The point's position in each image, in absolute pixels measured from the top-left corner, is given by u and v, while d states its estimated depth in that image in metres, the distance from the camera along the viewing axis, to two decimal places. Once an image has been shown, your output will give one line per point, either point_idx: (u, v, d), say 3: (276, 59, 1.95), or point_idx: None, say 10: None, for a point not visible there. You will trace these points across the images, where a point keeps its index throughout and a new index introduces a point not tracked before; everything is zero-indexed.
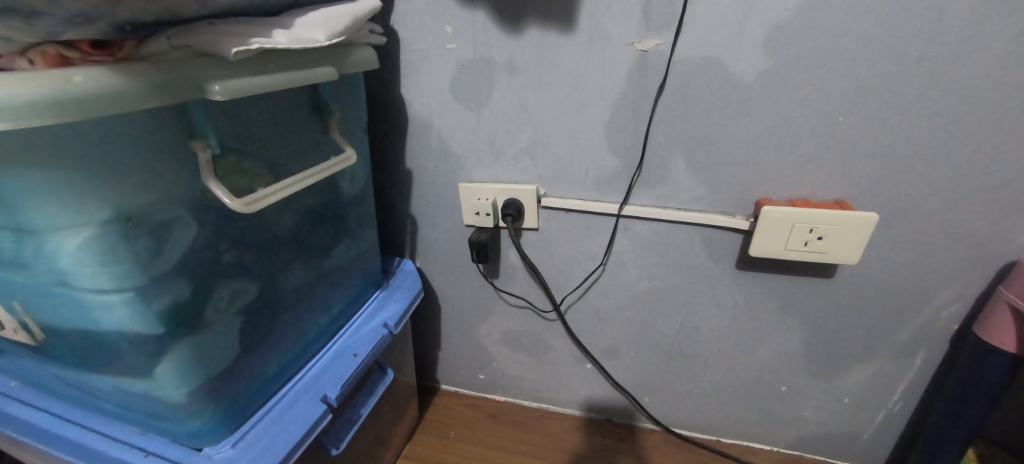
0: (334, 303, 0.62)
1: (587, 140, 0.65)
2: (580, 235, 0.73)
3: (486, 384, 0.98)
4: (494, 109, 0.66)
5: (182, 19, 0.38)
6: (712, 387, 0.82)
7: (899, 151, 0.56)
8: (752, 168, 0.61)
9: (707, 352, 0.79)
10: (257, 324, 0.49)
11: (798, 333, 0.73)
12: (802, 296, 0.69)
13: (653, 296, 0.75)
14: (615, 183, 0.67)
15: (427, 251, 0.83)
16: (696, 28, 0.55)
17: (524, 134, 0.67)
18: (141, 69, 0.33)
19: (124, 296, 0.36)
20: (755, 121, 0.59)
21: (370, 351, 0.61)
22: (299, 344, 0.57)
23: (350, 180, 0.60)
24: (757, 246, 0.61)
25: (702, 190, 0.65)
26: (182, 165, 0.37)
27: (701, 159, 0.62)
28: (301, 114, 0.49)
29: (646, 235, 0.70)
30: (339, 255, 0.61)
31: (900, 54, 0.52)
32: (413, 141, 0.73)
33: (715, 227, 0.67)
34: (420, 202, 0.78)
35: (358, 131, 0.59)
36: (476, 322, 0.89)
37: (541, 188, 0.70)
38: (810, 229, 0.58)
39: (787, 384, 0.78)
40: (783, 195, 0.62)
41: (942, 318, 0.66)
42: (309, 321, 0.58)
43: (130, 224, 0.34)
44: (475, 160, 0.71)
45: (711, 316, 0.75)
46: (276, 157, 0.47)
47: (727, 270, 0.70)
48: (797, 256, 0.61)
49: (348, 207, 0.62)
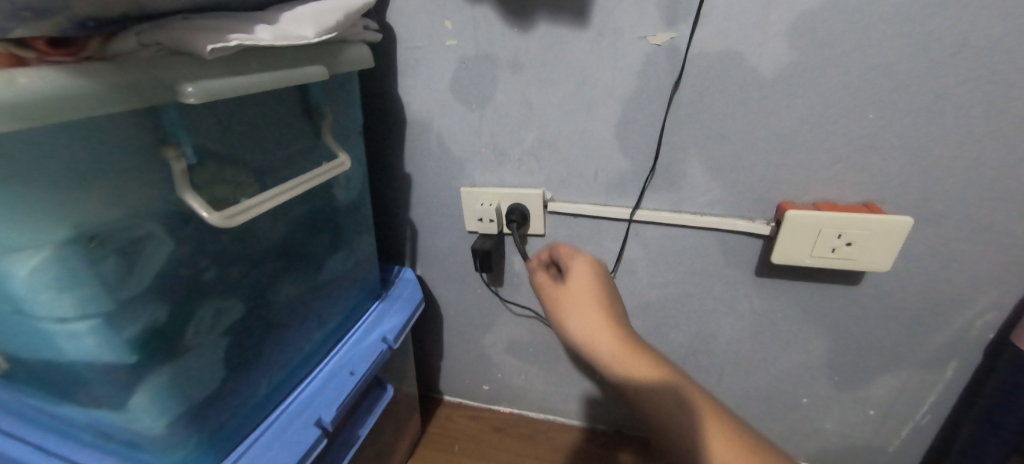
0: (330, 317, 0.59)
1: (596, 141, 0.61)
2: (588, 241, 0.69)
3: (492, 395, 0.94)
4: (498, 109, 0.63)
5: (152, 13, 0.34)
6: (728, 398, 0.79)
7: (933, 150, 0.52)
8: (774, 170, 0.57)
9: (722, 363, 0.75)
10: (244, 344, 0.46)
11: (821, 343, 0.69)
12: (825, 304, 0.65)
13: (667, 304, 0.72)
14: (627, 187, 0.63)
15: (427, 259, 0.80)
16: (714, 20, 0.51)
17: (529, 135, 0.63)
18: (102, 69, 0.29)
19: (91, 324, 0.32)
20: (777, 119, 0.54)
21: (369, 368, 0.58)
22: (292, 362, 0.53)
23: (345, 186, 0.56)
24: (780, 253, 0.57)
25: (719, 193, 0.61)
26: (154, 178, 0.34)
27: (718, 160, 0.59)
28: (290, 118, 0.46)
29: (659, 241, 0.67)
30: (334, 266, 0.58)
31: (941, 46, 0.47)
32: (412, 144, 0.69)
33: (733, 232, 0.63)
34: (420, 208, 0.74)
35: (353, 134, 0.56)
36: (480, 332, 0.86)
37: (548, 193, 0.67)
38: (838, 234, 0.54)
39: (808, 396, 0.74)
40: (807, 197, 0.58)
41: (976, 327, 0.62)
42: (303, 338, 0.54)
43: (93, 244, 0.30)
44: (477, 163, 0.67)
45: (728, 325, 0.71)
46: (262, 164, 0.43)
47: (746, 278, 0.66)
48: (823, 263, 0.56)
49: (343, 214, 0.58)
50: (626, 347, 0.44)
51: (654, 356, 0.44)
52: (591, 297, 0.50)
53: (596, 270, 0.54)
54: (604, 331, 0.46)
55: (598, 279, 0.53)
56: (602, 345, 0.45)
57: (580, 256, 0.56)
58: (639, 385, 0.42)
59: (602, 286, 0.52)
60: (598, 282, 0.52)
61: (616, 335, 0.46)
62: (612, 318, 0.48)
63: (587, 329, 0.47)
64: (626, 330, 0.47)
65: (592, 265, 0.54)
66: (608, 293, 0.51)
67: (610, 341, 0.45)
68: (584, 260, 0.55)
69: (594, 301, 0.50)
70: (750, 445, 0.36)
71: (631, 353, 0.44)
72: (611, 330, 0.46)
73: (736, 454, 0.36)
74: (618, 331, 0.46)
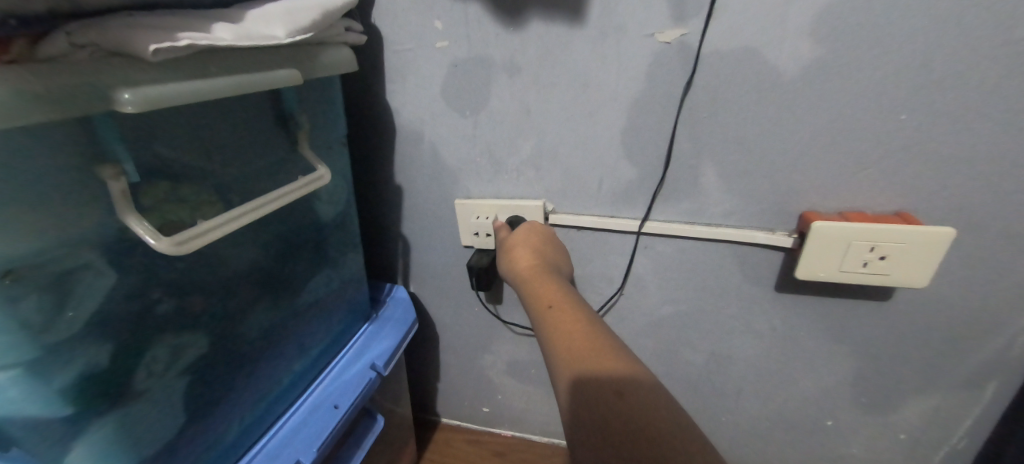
0: (312, 345, 0.54)
1: (600, 148, 0.57)
2: (593, 256, 0.65)
3: (491, 418, 0.88)
4: (493, 115, 0.58)
5: (88, 10, 0.30)
6: (744, 421, 0.73)
7: (974, 154, 0.47)
8: (796, 177, 0.52)
9: (738, 384, 0.70)
10: (209, 383, 0.41)
11: (846, 364, 0.63)
12: (851, 321, 0.60)
13: (678, 322, 0.67)
14: (634, 197, 0.59)
15: (421, 276, 0.75)
16: (729, 15, 0.47)
17: (527, 143, 0.59)
18: (14, 73, 0.24)
19: (12, 374, 0.27)
20: (798, 122, 0.50)
21: (355, 400, 0.52)
22: (268, 397, 0.48)
23: (328, 201, 0.51)
24: (804, 268, 0.52)
25: (735, 203, 0.56)
26: (88, 200, 0.29)
27: (734, 167, 0.54)
28: (260, 128, 0.41)
29: (670, 255, 0.61)
30: (316, 288, 0.53)
31: (984, 38, 0.42)
32: (402, 154, 0.64)
33: (751, 245, 0.58)
34: (411, 221, 0.69)
35: (335, 145, 0.51)
36: (477, 352, 0.80)
37: (548, 204, 0.62)
38: (870, 247, 0.49)
39: (831, 419, 0.69)
40: (832, 207, 0.53)
41: (1019, 346, 0.56)
42: (280, 370, 0.49)
43: (9, 281, 0.26)
44: (472, 174, 0.63)
45: (744, 344, 0.66)
46: (225, 180, 0.38)
47: (765, 294, 0.61)
48: (853, 279, 0.51)
49: (326, 232, 0.53)
50: (536, 272, 0.51)
51: (558, 280, 0.50)
52: (526, 238, 0.56)
53: (545, 230, 0.60)
54: (528, 260, 0.53)
55: (542, 232, 0.59)
56: (519, 270, 0.52)
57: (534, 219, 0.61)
58: (532, 293, 0.49)
59: (543, 239, 0.58)
60: (540, 234, 0.58)
61: (533, 265, 0.52)
62: (539, 256, 0.54)
63: (512, 260, 0.54)
64: (546, 265, 0.53)
65: (538, 224, 0.60)
66: (546, 243, 0.57)
67: (529, 268, 0.52)
68: (533, 221, 0.60)
69: (526, 240, 0.56)
70: (597, 332, 0.42)
71: (540, 275, 0.50)
72: (535, 261, 0.53)
73: (576, 331, 0.42)
74: (540, 264, 0.53)
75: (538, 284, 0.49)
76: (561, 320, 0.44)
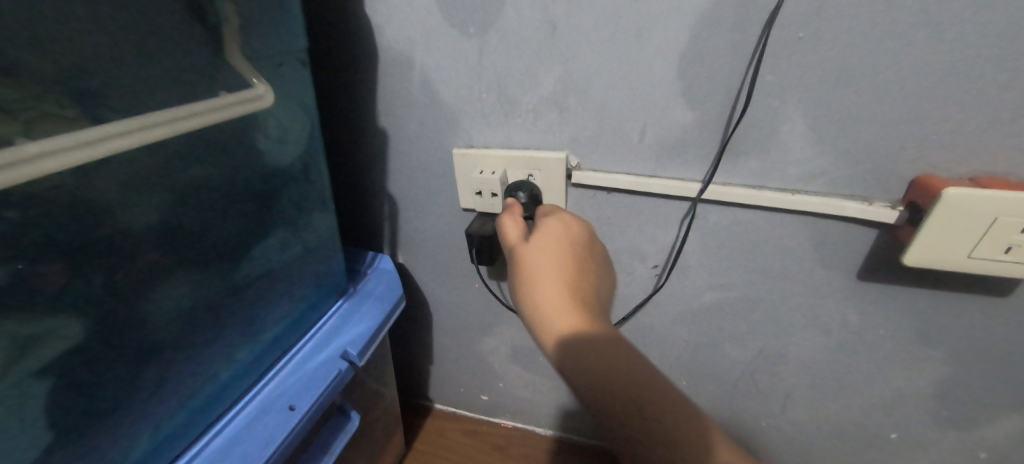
0: (263, 330, 0.41)
1: (647, 83, 0.42)
2: (623, 227, 0.52)
3: (491, 407, 0.78)
4: (505, 35, 0.43)
5: None
6: (788, 427, 0.62)
7: None
8: (916, 129, 0.38)
9: (789, 385, 0.58)
10: (95, 386, 0.28)
11: (930, 371, 0.51)
12: (950, 319, 0.47)
13: (723, 310, 0.54)
14: (686, 152, 0.45)
15: (410, 243, 0.62)
16: None
17: (548, 75, 0.44)
18: None
19: None
20: (940, 49, 0.35)
21: (316, 399, 0.41)
22: (199, 396, 0.36)
23: (280, 139, 0.38)
24: (919, 253, 0.39)
25: (822, 162, 0.42)
26: None
27: (829, 113, 0.40)
28: (151, 12, 0.27)
29: (724, 228, 0.48)
30: (268, 257, 0.40)
31: None
32: (386, 88, 0.50)
33: (835, 219, 0.44)
34: (398, 176, 0.56)
35: (291, 62, 0.37)
36: (477, 334, 0.69)
37: (572, 158, 0.48)
38: (1022, 226, 0.36)
39: (897, 432, 0.57)
40: (959, 172, 0.39)
41: None
42: (215, 363, 0.37)
43: None
44: (474, 116, 0.49)
45: (804, 341, 0.54)
46: (88, 84, 0.25)
47: (842, 282, 0.48)
48: (981, 267, 0.38)
49: (281, 182, 0.39)
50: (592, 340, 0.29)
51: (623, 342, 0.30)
52: (555, 262, 0.34)
53: (571, 231, 0.38)
54: (582, 325, 0.30)
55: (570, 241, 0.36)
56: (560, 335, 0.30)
57: (554, 217, 0.39)
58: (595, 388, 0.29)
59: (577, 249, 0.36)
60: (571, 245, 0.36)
61: (583, 325, 0.30)
62: (582, 294, 0.32)
63: (542, 308, 0.32)
64: (597, 313, 0.32)
65: (567, 226, 0.38)
66: (580, 259, 0.35)
67: (591, 348, 0.29)
68: (557, 221, 0.38)
69: (559, 270, 0.33)
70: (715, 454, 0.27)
71: (605, 344, 0.30)
72: (586, 320, 0.31)
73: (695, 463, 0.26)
74: (592, 316, 0.31)
75: (613, 378, 0.29)
76: (682, 451, 0.27)
